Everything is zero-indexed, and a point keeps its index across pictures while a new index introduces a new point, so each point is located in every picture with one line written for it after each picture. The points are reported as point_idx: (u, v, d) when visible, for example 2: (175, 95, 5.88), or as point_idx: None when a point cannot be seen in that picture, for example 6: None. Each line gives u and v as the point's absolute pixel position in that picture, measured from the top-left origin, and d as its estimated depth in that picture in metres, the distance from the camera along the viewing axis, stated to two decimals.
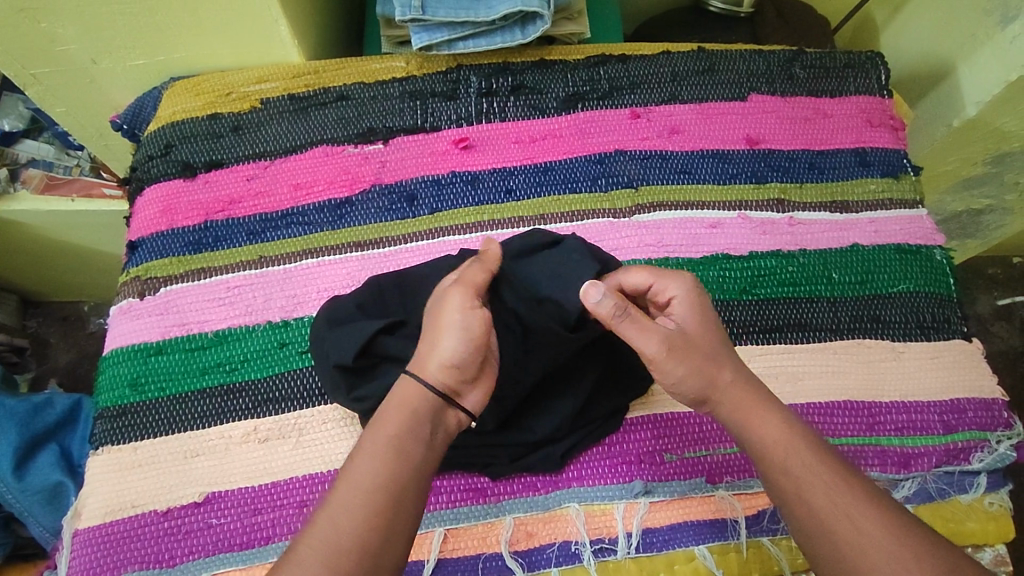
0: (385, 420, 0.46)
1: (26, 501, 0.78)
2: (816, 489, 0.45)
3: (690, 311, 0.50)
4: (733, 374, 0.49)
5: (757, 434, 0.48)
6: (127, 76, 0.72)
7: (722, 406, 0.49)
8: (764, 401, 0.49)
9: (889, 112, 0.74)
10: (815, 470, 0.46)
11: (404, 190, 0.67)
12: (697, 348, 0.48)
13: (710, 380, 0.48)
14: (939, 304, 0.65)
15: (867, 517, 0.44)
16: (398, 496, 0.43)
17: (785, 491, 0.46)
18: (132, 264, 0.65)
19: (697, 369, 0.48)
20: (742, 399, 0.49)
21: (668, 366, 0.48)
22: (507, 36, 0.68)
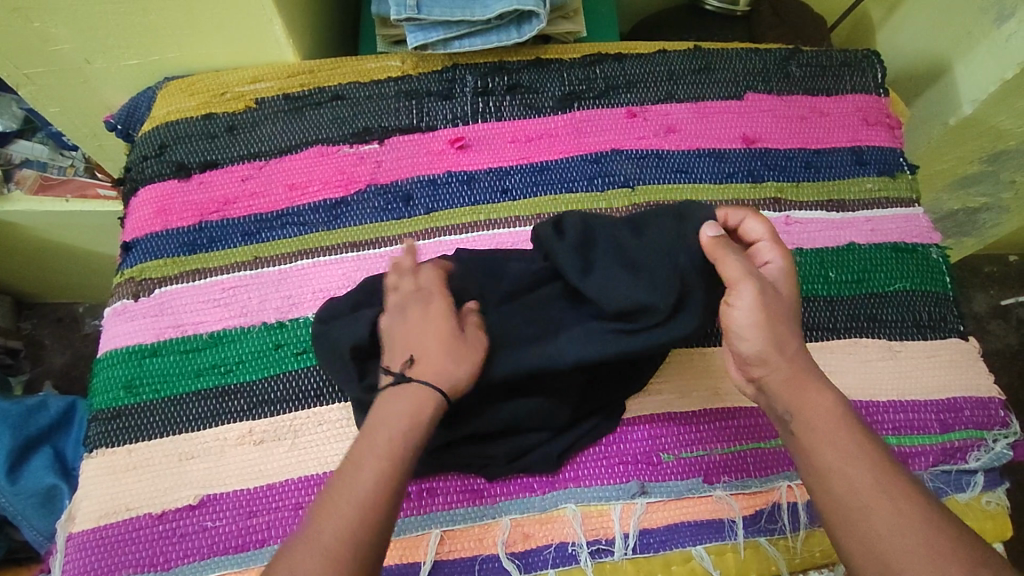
0: (381, 421, 0.47)
1: (20, 504, 0.77)
2: (853, 471, 0.45)
3: (785, 278, 0.52)
4: (796, 346, 0.49)
5: (808, 410, 0.47)
6: (121, 76, 0.72)
7: (773, 379, 0.49)
8: (817, 379, 0.49)
9: (886, 110, 0.74)
10: (854, 454, 0.45)
11: (399, 190, 0.67)
12: (782, 309, 0.49)
13: (778, 344, 0.48)
14: (935, 302, 0.65)
15: (886, 504, 0.43)
16: (390, 496, 0.44)
17: (824, 468, 0.46)
18: (126, 265, 0.65)
19: (771, 328, 0.48)
20: (799, 372, 0.48)
21: (747, 313, 0.48)
22: (502, 36, 0.68)
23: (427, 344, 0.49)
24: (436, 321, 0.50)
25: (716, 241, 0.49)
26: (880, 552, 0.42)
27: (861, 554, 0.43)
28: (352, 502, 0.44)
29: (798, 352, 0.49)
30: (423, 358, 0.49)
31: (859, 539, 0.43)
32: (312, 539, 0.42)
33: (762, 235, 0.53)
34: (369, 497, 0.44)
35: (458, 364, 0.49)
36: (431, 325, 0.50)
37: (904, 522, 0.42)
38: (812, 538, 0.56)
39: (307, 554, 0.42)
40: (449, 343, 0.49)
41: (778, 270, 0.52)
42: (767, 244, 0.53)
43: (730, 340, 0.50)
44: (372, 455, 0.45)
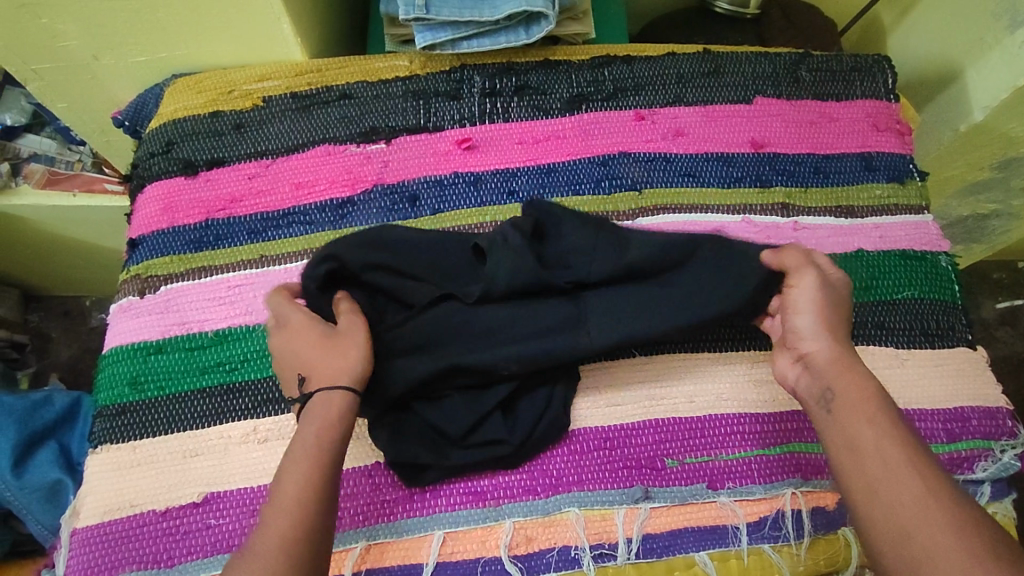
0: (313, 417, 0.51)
1: (25, 498, 0.78)
2: (880, 445, 0.47)
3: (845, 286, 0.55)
4: (845, 334, 0.53)
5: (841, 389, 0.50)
6: (128, 72, 0.72)
7: (817, 359, 0.52)
8: (856, 363, 0.52)
9: (896, 116, 0.73)
10: (884, 430, 0.47)
11: (406, 191, 0.67)
12: (840, 304, 0.54)
13: (831, 327, 0.53)
14: (943, 310, 0.65)
15: (910, 477, 0.45)
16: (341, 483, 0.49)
17: (854, 440, 0.48)
18: (133, 262, 0.65)
19: (829, 311, 0.53)
20: (842, 356, 0.52)
21: (807, 294, 0.54)
22: (510, 36, 0.68)
23: (304, 361, 0.53)
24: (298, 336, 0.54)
25: (779, 252, 0.55)
26: (901, 522, 0.43)
27: (882, 522, 0.44)
28: (307, 481, 0.48)
29: (846, 340, 0.53)
30: (313, 372, 0.52)
31: (881, 509, 0.44)
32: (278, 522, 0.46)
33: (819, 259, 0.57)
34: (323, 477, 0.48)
35: (338, 355, 0.52)
36: (297, 343, 0.54)
37: (923, 496, 0.44)
38: (817, 546, 0.56)
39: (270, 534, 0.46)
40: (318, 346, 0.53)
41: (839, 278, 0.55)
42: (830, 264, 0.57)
43: (789, 319, 0.54)
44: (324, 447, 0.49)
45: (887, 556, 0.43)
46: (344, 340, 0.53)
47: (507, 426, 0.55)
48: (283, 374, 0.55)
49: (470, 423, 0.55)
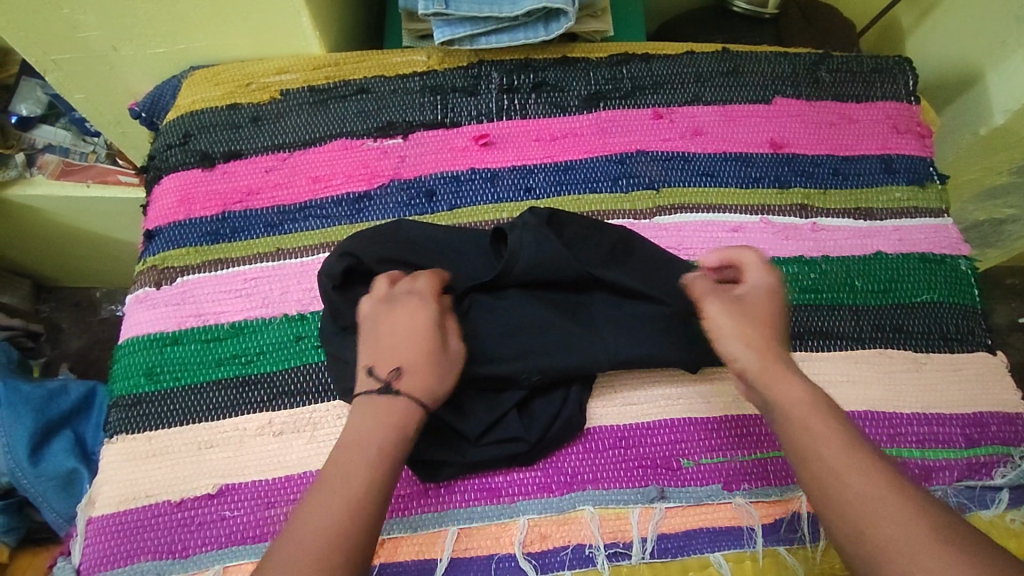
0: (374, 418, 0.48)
1: (40, 486, 0.78)
2: (825, 446, 0.45)
3: (766, 293, 0.54)
4: (773, 342, 0.51)
5: (777, 395, 0.49)
6: (147, 64, 0.72)
7: (750, 373, 0.50)
8: (789, 368, 0.50)
9: (917, 118, 0.72)
10: (828, 430, 0.46)
11: (423, 186, 0.67)
12: (753, 311, 0.53)
13: (755, 341, 0.51)
14: (963, 315, 0.64)
15: (857, 473, 0.44)
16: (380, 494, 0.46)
17: (799, 445, 0.46)
18: (149, 253, 0.65)
19: (750, 327, 0.52)
20: (772, 364, 0.50)
21: (725, 317, 0.52)
22: (529, 32, 0.67)
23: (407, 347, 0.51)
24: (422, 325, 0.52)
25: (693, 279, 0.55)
26: (856, 521, 0.42)
27: (859, 540, 0.41)
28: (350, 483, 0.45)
29: (775, 348, 0.51)
30: (411, 370, 0.50)
31: (833, 510, 0.43)
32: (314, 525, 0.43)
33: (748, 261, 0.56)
34: (368, 479, 0.46)
35: (439, 374, 0.51)
36: (419, 328, 0.52)
37: (873, 490, 0.43)
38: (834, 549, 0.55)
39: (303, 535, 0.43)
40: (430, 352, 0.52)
41: (763, 283, 0.54)
42: (759, 264, 0.56)
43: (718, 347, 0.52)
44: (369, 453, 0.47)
45: (852, 556, 0.42)
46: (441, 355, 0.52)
47: (522, 423, 0.55)
48: (379, 345, 0.52)
49: (485, 419, 0.55)
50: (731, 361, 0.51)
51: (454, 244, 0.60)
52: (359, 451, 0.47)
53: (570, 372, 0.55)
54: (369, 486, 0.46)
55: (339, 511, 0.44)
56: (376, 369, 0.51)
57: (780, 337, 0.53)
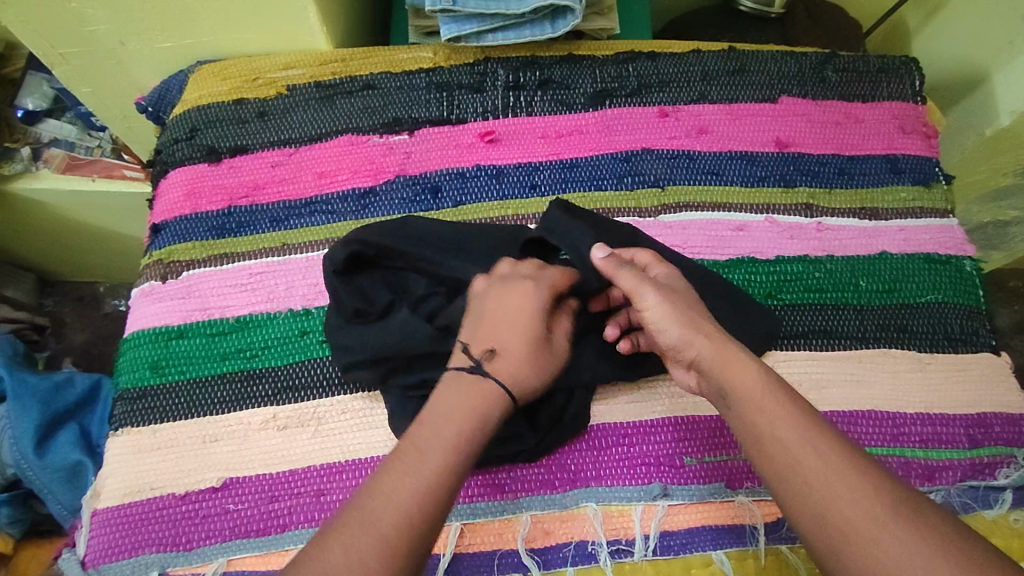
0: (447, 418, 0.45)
1: (45, 478, 0.78)
2: (784, 429, 0.44)
3: (678, 284, 0.54)
4: (711, 325, 0.50)
5: (734, 378, 0.47)
6: (154, 58, 0.72)
7: (702, 359, 0.49)
8: (740, 350, 0.49)
9: (922, 119, 0.72)
10: (789, 412, 0.45)
11: (428, 182, 0.67)
12: (681, 297, 0.52)
13: (693, 325, 0.50)
14: (968, 315, 0.64)
15: (818, 455, 0.43)
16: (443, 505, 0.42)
17: (756, 429, 0.45)
18: (155, 247, 0.65)
19: (685, 313, 0.50)
20: (723, 347, 0.48)
21: (656, 303, 0.50)
22: (536, 29, 0.67)
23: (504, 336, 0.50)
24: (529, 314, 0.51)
25: (609, 266, 0.53)
26: (817, 505, 0.41)
27: (824, 529, 0.41)
28: (412, 490, 0.42)
29: (718, 330, 0.50)
30: (503, 356, 0.49)
31: (794, 494, 0.42)
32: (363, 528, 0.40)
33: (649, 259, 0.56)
34: (427, 491, 0.42)
35: (534, 369, 0.50)
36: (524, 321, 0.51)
37: (833, 472, 0.42)
38: None
39: (352, 536, 0.40)
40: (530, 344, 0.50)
41: (671, 275, 0.55)
42: (655, 261, 0.56)
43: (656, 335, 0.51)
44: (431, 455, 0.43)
45: (814, 538, 0.41)
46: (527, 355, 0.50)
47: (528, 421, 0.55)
48: (482, 325, 0.51)
49: None
50: (682, 347, 0.49)
51: (459, 239, 0.61)
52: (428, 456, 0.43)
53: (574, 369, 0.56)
54: (428, 502, 0.42)
55: (394, 521, 0.40)
56: (471, 347, 0.49)
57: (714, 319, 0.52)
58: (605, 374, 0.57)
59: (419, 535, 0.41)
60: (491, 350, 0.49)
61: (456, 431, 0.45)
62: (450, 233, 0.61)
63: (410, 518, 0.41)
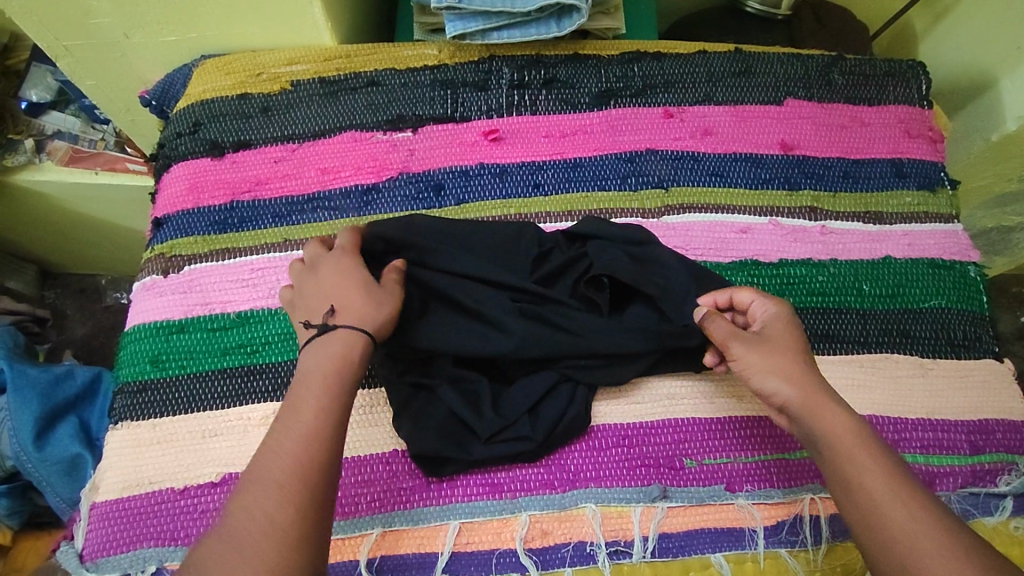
0: (312, 366, 0.49)
1: (45, 471, 0.78)
2: (873, 478, 0.46)
3: (783, 326, 0.53)
4: (810, 373, 0.51)
5: (827, 424, 0.49)
6: (157, 51, 0.72)
7: (793, 407, 0.50)
8: (831, 399, 0.50)
9: (929, 123, 0.72)
10: (878, 462, 0.47)
11: (431, 179, 0.67)
12: (777, 345, 0.52)
13: (788, 376, 0.51)
14: (972, 321, 0.64)
15: (907, 509, 0.45)
16: (331, 438, 0.46)
17: (847, 474, 0.47)
18: (157, 241, 0.65)
19: (780, 364, 0.51)
20: (815, 395, 0.50)
21: (749, 355, 0.52)
22: (542, 28, 0.67)
23: (330, 294, 0.52)
24: (342, 262, 0.54)
25: (709, 319, 0.54)
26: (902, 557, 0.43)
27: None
28: (296, 438, 0.46)
29: (813, 380, 0.51)
30: (342, 307, 0.51)
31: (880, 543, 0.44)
32: (256, 485, 0.44)
33: (757, 294, 0.55)
34: (310, 435, 0.46)
35: (376, 303, 0.52)
36: (343, 270, 0.53)
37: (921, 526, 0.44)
38: (834, 552, 0.55)
39: (254, 499, 0.43)
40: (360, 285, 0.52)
41: (778, 314, 0.54)
42: (761, 298, 0.55)
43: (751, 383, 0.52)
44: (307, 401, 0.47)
45: None
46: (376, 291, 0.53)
47: (530, 422, 0.55)
48: (306, 300, 0.53)
49: (493, 418, 0.54)
50: (771, 396, 0.51)
51: (463, 234, 0.60)
52: (302, 404, 0.47)
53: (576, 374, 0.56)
54: (314, 445, 0.46)
55: (286, 471, 0.44)
56: (310, 320, 0.52)
57: (814, 368, 0.52)
58: (606, 375, 0.57)
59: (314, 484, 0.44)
60: (329, 308, 0.51)
61: (325, 376, 0.48)
62: (452, 229, 0.61)
63: (297, 472, 0.44)
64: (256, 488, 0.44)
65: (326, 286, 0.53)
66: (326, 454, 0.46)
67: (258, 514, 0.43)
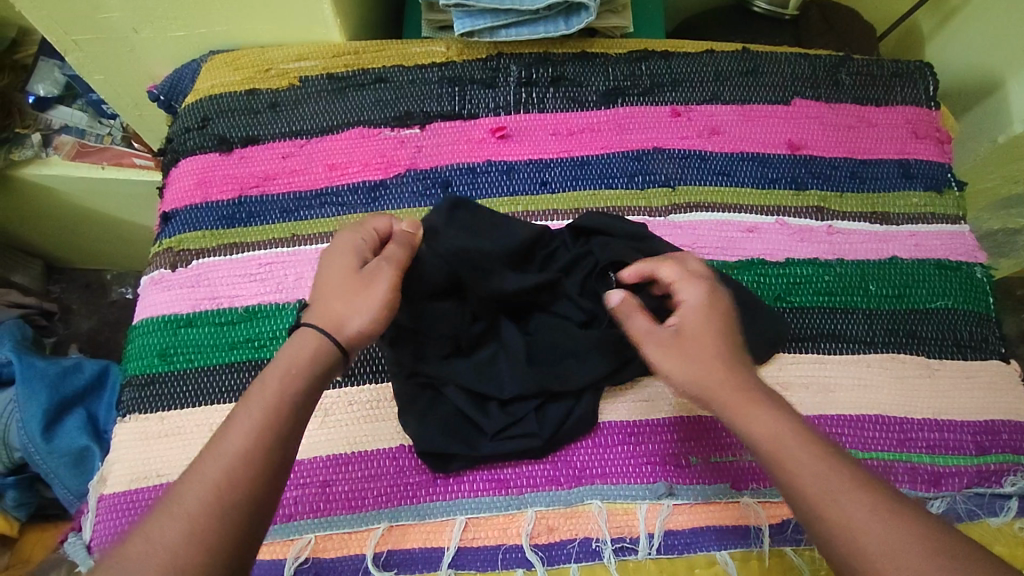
0: (265, 376, 0.45)
1: (52, 463, 0.78)
2: (807, 473, 0.42)
3: (698, 312, 0.51)
4: (728, 365, 0.48)
5: (748, 426, 0.45)
6: (167, 46, 0.72)
7: (716, 406, 0.47)
8: (757, 394, 0.47)
9: (936, 124, 0.72)
10: (811, 453, 0.43)
11: (439, 176, 0.67)
12: (694, 339, 0.49)
13: (706, 373, 0.48)
14: (978, 322, 0.64)
15: (850, 499, 0.41)
16: (262, 462, 0.42)
17: (781, 479, 0.43)
18: (165, 235, 0.65)
19: (697, 359, 0.48)
20: (738, 391, 0.47)
21: (663, 356, 0.50)
22: (550, 26, 0.67)
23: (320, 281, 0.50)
24: (346, 254, 0.51)
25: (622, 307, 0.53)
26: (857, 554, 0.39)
27: None
28: (219, 459, 0.41)
29: (735, 374, 0.48)
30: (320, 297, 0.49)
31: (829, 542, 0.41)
32: (166, 511, 0.39)
33: (675, 278, 0.53)
34: (237, 456, 0.41)
35: (344, 307, 0.48)
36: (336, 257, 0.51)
37: (871, 516, 0.40)
38: None
39: (157, 526, 0.39)
40: (344, 282, 0.49)
41: (695, 302, 0.51)
42: (679, 277, 0.53)
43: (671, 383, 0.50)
44: (245, 415, 0.43)
45: None
46: (354, 283, 0.49)
47: (536, 420, 0.55)
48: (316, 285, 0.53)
49: (500, 414, 0.55)
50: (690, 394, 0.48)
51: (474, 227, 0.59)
52: (237, 421, 0.43)
53: (582, 374, 0.56)
54: (237, 469, 0.41)
55: (198, 497, 0.40)
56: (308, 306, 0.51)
57: (739, 359, 0.49)
58: (612, 373, 0.57)
59: (236, 517, 0.40)
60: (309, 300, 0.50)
61: (274, 389, 0.44)
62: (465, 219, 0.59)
63: (222, 498, 0.40)
64: (164, 514, 0.39)
65: (322, 277, 0.50)
66: (257, 481, 0.41)
67: (156, 544, 0.38)
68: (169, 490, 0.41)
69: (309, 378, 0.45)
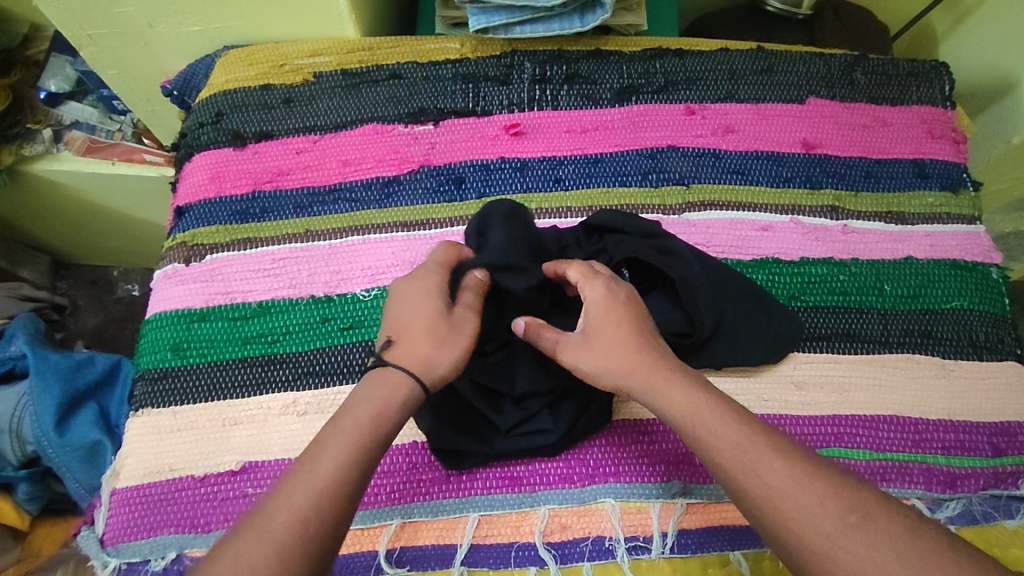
0: (354, 407, 0.45)
1: (65, 456, 0.78)
2: (724, 443, 0.44)
3: (605, 305, 0.51)
4: (640, 347, 0.49)
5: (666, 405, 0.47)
6: (181, 41, 0.72)
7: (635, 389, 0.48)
8: (674, 371, 0.48)
9: (952, 124, 0.72)
10: (726, 423, 0.45)
11: (452, 173, 0.67)
12: (605, 334, 0.50)
13: (624, 358, 0.49)
14: (993, 323, 0.64)
15: (767, 464, 0.43)
16: (348, 496, 0.42)
17: (701, 451, 0.45)
18: (178, 229, 0.65)
19: (613, 350, 0.49)
20: (653, 372, 0.48)
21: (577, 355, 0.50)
22: (564, 23, 0.67)
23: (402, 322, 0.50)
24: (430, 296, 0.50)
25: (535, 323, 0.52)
26: (775, 515, 0.41)
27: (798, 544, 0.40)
28: (307, 488, 0.41)
29: (650, 354, 0.49)
30: (402, 340, 0.49)
31: (748, 503, 0.43)
32: (253, 534, 0.39)
33: (578, 279, 0.53)
34: (324, 486, 0.41)
35: (435, 346, 0.48)
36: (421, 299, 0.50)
37: (787, 479, 0.42)
38: None
39: (245, 549, 0.39)
40: (429, 321, 0.49)
41: (598, 299, 0.51)
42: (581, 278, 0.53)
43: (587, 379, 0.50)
44: (332, 448, 0.43)
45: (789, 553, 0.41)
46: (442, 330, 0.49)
47: (551, 418, 0.55)
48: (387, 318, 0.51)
49: (514, 410, 0.55)
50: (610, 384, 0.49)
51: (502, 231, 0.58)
52: (326, 450, 0.43)
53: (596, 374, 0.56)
54: (324, 499, 0.41)
55: (287, 525, 0.39)
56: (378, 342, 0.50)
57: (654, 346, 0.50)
58: None
59: (312, 554, 0.39)
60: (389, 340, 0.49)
61: (360, 424, 0.45)
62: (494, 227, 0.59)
63: (308, 528, 0.40)
64: (250, 536, 0.39)
65: (403, 317, 0.50)
66: (340, 514, 0.41)
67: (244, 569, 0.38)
68: (251, 511, 0.41)
69: (392, 419, 0.46)
